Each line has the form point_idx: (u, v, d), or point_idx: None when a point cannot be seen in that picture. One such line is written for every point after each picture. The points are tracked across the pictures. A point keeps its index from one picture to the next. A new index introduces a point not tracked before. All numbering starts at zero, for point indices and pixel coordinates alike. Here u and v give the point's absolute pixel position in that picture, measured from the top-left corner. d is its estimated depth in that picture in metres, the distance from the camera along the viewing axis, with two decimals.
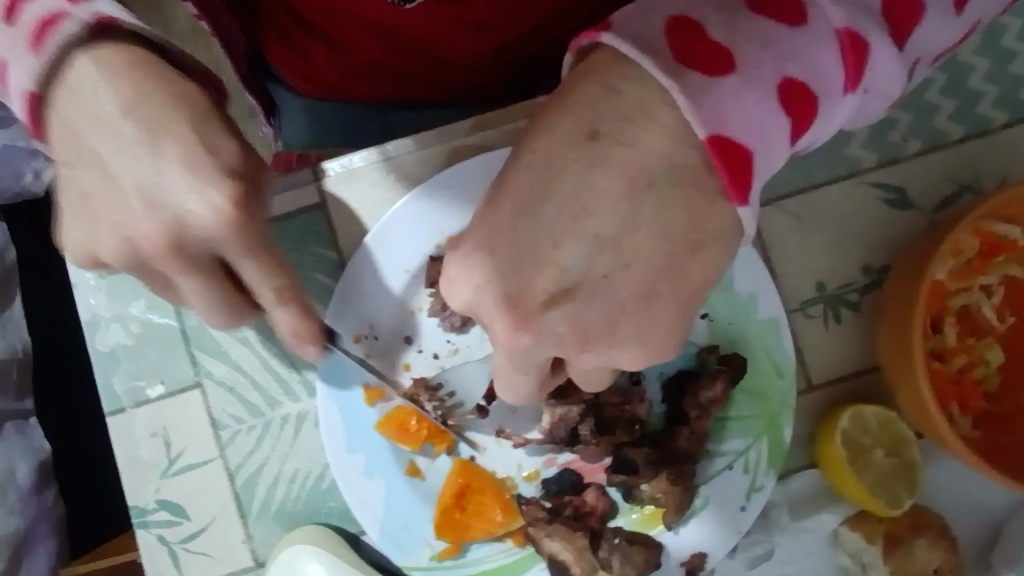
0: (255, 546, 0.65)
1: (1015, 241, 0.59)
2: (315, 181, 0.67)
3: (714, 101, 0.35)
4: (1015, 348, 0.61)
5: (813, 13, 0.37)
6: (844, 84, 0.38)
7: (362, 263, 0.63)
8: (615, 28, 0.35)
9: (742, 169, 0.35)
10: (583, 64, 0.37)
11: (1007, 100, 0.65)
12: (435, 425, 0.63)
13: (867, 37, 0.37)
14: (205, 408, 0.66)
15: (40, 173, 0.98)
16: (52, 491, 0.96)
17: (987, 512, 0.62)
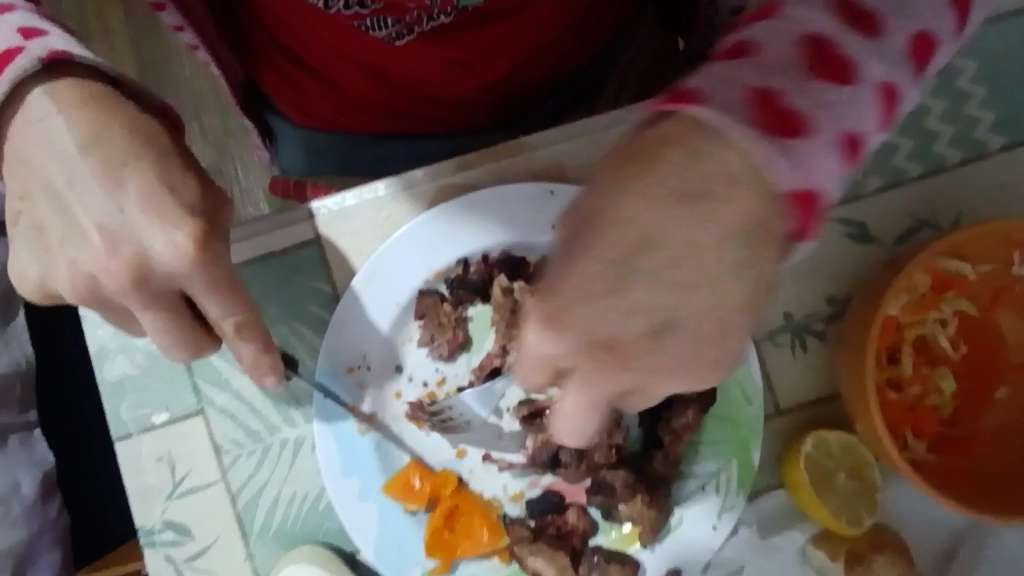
0: (255, 565, 0.69)
1: (965, 276, 0.63)
2: (309, 219, 0.70)
3: (799, 161, 0.39)
4: (968, 376, 0.65)
5: (860, 67, 0.41)
6: (883, 125, 0.43)
7: (355, 299, 0.67)
8: (695, 103, 0.39)
9: (815, 212, 0.40)
10: (659, 130, 0.39)
11: (962, 139, 0.69)
12: (434, 478, 0.67)
13: (899, 87, 0.42)
14: (208, 435, 0.70)
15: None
16: (56, 503, 0.99)
17: (942, 530, 0.66)
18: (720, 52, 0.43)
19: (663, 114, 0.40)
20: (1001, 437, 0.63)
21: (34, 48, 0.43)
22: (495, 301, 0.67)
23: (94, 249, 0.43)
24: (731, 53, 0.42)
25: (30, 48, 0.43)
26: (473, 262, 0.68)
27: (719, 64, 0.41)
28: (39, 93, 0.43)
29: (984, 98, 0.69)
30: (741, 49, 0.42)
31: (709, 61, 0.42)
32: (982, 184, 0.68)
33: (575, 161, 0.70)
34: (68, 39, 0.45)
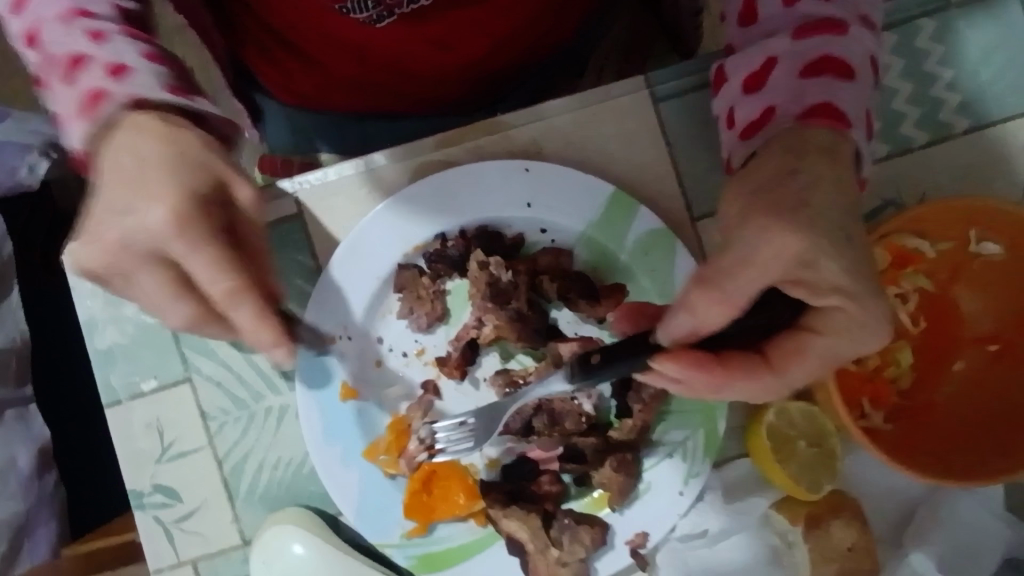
0: (243, 526, 0.72)
1: (923, 254, 0.65)
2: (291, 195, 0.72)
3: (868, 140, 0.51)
4: (925, 349, 0.68)
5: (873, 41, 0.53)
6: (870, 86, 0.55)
7: (337, 268, 0.69)
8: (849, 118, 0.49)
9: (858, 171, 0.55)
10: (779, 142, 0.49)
11: (927, 121, 0.71)
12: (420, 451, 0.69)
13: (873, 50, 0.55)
14: (195, 402, 0.72)
15: (35, 168, 1.05)
16: (53, 476, 1.02)
17: (899, 496, 0.70)
18: (794, 72, 0.51)
19: (834, 130, 0.49)
20: (955, 406, 0.66)
21: (120, 94, 0.50)
22: (471, 275, 0.69)
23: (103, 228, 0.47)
24: (813, 68, 0.51)
25: (117, 92, 0.50)
26: (451, 237, 0.70)
27: (826, 79, 0.50)
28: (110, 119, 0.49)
29: (950, 81, 0.71)
30: (815, 63, 0.51)
31: (784, 89, 0.51)
32: (946, 165, 0.70)
33: (552, 140, 0.72)
34: (151, 78, 0.51)
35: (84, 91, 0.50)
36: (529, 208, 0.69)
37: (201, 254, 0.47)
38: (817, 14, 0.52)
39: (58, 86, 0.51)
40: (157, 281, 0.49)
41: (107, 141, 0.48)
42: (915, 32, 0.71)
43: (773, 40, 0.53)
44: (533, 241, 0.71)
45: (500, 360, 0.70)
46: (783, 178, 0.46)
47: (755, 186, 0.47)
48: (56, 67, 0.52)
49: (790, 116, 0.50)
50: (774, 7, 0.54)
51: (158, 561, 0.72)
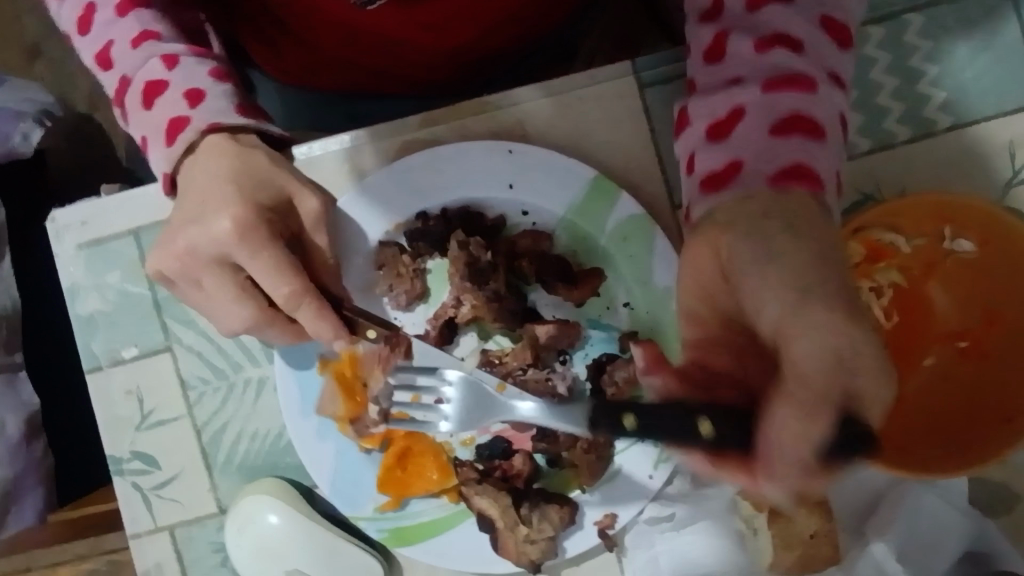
0: (219, 495, 0.73)
1: (898, 248, 0.66)
2: None
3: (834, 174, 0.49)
4: (899, 342, 0.68)
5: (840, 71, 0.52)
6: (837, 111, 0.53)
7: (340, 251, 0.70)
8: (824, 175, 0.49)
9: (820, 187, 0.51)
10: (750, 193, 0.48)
11: (910, 117, 0.71)
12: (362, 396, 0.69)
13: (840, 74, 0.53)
14: (175, 371, 0.73)
15: (29, 135, 1.05)
16: (40, 444, 1.03)
17: (865, 487, 0.71)
18: (762, 129, 0.50)
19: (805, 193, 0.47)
20: (926, 399, 0.66)
21: (197, 119, 0.61)
22: (451, 255, 0.70)
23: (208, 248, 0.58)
24: (785, 126, 0.49)
25: (195, 119, 0.61)
26: (432, 215, 0.70)
27: (798, 140, 0.49)
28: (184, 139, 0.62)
29: (936, 77, 0.71)
30: (786, 121, 0.49)
31: (752, 143, 0.50)
32: (928, 162, 0.71)
33: (536, 122, 0.72)
34: (218, 101, 0.62)
35: (159, 112, 0.61)
36: (510, 189, 0.70)
37: (260, 258, 0.59)
38: (788, 64, 0.51)
39: (136, 110, 0.62)
40: (218, 279, 0.61)
41: (195, 164, 0.61)
42: (902, 27, 0.71)
43: (744, 89, 0.51)
44: (514, 223, 0.71)
45: (477, 340, 0.71)
46: (795, 258, 0.43)
47: (766, 252, 0.44)
48: (132, 91, 0.62)
49: (759, 175, 0.48)
50: (744, 49, 0.52)
51: (136, 525, 0.73)
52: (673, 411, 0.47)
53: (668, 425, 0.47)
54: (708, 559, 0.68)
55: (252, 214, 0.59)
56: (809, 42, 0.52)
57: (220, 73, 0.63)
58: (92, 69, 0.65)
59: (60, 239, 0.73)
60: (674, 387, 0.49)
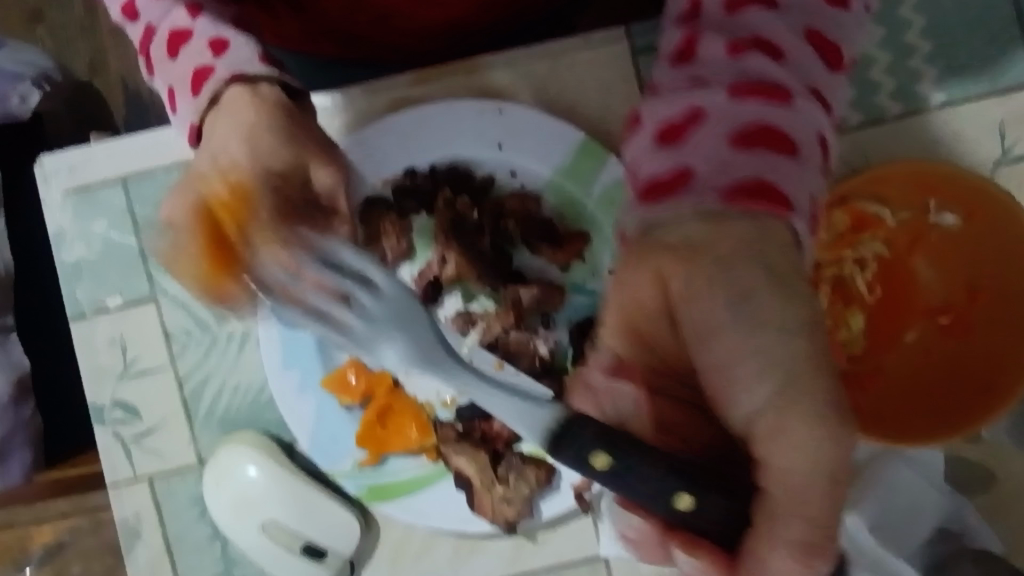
0: (199, 447, 0.73)
1: (882, 220, 0.66)
2: None
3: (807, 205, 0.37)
4: (882, 318, 0.68)
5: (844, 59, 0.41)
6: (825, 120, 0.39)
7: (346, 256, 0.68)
8: (797, 203, 0.36)
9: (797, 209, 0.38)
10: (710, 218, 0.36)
11: (902, 92, 0.71)
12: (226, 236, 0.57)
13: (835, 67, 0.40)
14: (160, 322, 0.73)
15: (26, 97, 1.07)
16: (29, 406, 1.03)
17: None
18: (723, 137, 0.37)
19: (765, 219, 0.36)
20: (906, 373, 0.66)
21: (221, 70, 0.59)
22: (437, 213, 0.70)
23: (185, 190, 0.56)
24: (751, 137, 0.37)
25: (218, 68, 0.59)
26: (420, 172, 0.70)
27: (764, 154, 0.36)
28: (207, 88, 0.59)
29: (929, 53, 0.71)
30: (751, 127, 0.37)
31: (707, 154, 0.37)
32: (917, 138, 0.71)
33: (528, 84, 0.72)
34: (243, 51, 0.60)
35: (184, 62, 0.60)
36: (499, 149, 0.70)
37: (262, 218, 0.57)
38: (764, 72, 0.38)
39: (163, 60, 0.61)
40: None
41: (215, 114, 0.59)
42: (897, 2, 0.71)
43: (702, 85, 0.38)
44: (502, 183, 0.71)
45: (461, 301, 0.70)
46: (776, 345, 0.36)
47: (745, 321, 0.36)
48: (159, 41, 0.61)
49: (708, 190, 0.36)
50: (716, 37, 0.39)
51: (115, 474, 0.74)
52: (655, 462, 0.40)
53: (640, 484, 0.40)
54: None
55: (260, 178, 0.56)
56: (794, 51, 0.39)
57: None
58: (120, 23, 0.66)
59: (49, 186, 0.73)
60: (644, 402, 0.44)
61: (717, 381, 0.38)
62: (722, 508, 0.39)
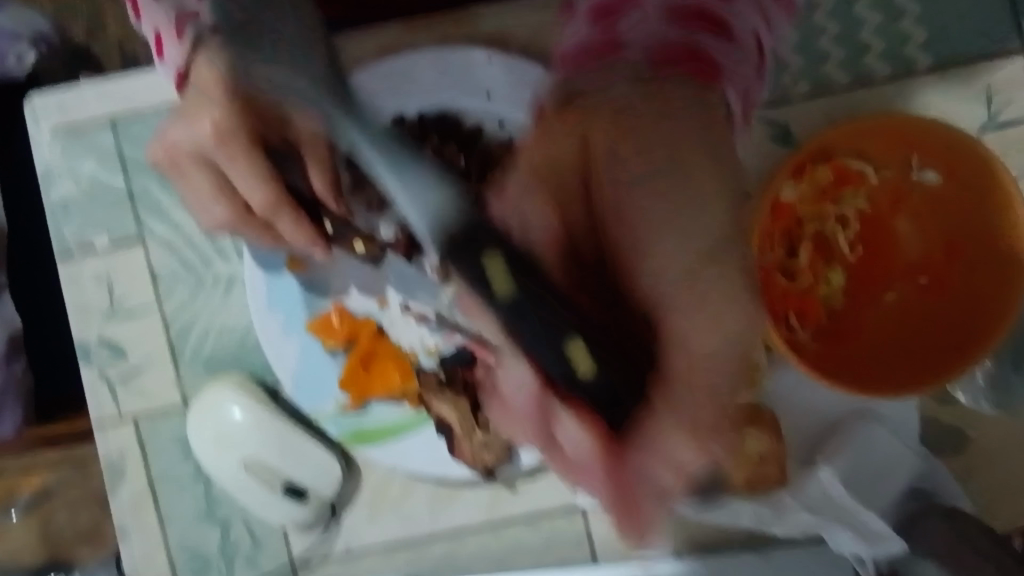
0: (184, 387, 0.74)
1: (865, 176, 0.67)
2: None
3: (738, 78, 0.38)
4: (860, 275, 0.70)
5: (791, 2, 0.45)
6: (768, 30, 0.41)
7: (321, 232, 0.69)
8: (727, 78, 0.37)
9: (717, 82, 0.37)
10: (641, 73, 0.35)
11: (890, 55, 0.72)
12: None
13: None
14: (147, 262, 0.74)
15: (23, 57, 1.04)
16: (20, 363, 1.02)
17: (821, 418, 0.73)
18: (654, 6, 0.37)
19: (691, 84, 0.36)
20: (879, 330, 0.67)
21: None
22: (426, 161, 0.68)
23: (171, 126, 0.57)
24: (684, 13, 0.37)
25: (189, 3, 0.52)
26: (410, 118, 0.70)
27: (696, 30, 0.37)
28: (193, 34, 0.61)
29: (918, 17, 0.72)
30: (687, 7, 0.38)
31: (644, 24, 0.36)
32: (904, 101, 0.72)
33: (520, 37, 0.73)
34: None
35: None
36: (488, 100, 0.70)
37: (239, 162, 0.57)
38: None
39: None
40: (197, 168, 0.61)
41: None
42: None
43: None
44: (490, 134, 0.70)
45: None
46: (689, 204, 0.33)
47: (658, 177, 0.33)
48: None
49: (637, 50, 0.36)
50: None
51: (99, 412, 0.74)
52: (559, 307, 0.30)
53: (529, 326, 0.30)
54: None
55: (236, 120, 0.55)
56: None
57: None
58: None
59: (38, 125, 0.73)
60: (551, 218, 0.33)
61: (633, 228, 0.33)
62: (613, 383, 0.29)
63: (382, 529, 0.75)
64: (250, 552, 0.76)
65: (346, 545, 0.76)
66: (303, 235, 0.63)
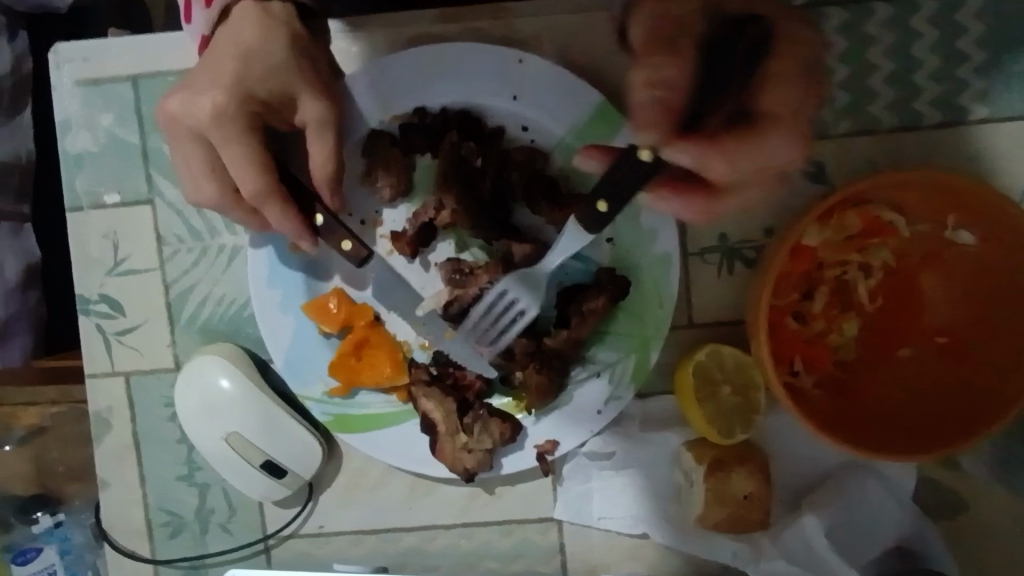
0: (177, 351, 0.75)
1: (896, 228, 0.64)
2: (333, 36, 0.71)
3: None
4: (878, 330, 0.67)
5: None
6: None
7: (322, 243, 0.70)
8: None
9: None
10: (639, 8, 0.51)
11: (944, 102, 0.69)
12: None
13: None
14: (154, 224, 0.73)
15: None
16: (37, 294, 0.89)
17: (814, 467, 0.70)
18: None
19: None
20: (887, 390, 0.65)
21: None
22: (441, 156, 0.69)
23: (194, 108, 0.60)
24: None
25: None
26: (431, 112, 0.69)
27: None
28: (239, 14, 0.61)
29: (981, 64, 0.68)
30: None
31: None
32: (948, 153, 0.69)
33: (557, 35, 0.70)
34: None
35: None
36: (514, 101, 0.68)
37: (232, 146, 0.61)
38: None
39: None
40: (207, 145, 0.62)
41: (224, 29, 0.61)
42: (957, 3, 0.68)
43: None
44: (512, 137, 0.70)
45: (454, 249, 0.71)
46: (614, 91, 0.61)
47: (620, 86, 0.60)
48: None
49: None
50: None
51: (93, 366, 0.75)
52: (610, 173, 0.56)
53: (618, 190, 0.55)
54: (653, 490, 0.72)
55: (236, 105, 0.60)
56: None
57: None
58: None
59: (59, 72, 0.72)
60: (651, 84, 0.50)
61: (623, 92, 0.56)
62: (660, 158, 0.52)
63: (355, 515, 0.76)
64: (225, 519, 0.77)
65: (318, 525, 0.76)
66: (290, 223, 0.65)
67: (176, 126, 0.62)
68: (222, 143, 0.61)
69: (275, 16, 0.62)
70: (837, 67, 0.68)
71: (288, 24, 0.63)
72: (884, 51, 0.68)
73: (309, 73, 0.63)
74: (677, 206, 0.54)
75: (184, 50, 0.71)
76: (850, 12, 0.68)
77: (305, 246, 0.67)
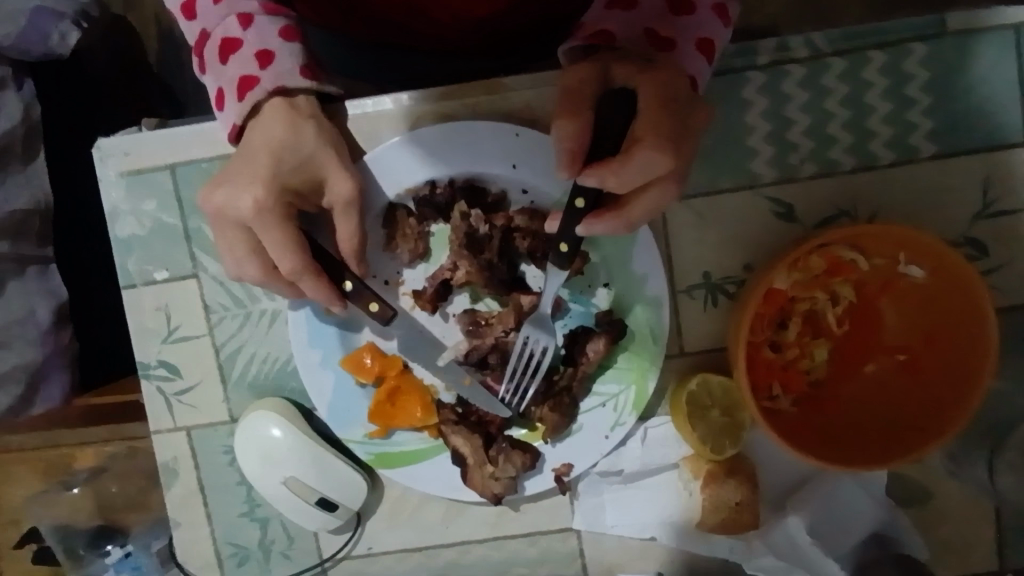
0: (231, 405, 0.84)
1: (855, 265, 0.73)
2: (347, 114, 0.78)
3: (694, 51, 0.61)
4: (843, 349, 0.76)
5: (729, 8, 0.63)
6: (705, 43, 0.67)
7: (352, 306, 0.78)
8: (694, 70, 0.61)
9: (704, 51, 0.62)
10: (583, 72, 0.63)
11: (896, 143, 0.77)
12: None
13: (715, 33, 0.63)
14: (200, 295, 0.82)
15: (66, 37, 0.95)
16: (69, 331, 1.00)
17: (796, 471, 0.80)
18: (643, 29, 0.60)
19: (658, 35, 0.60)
20: (853, 402, 0.76)
21: (267, 81, 0.67)
22: (452, 223, 0.77)
23: (237, 203, 0.68)
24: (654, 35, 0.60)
25: (264, 80, 0.67)
26: (440, 184, 0.77)
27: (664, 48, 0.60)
28: (269, 110, 0.68)
29: (928, 107, 0.76)
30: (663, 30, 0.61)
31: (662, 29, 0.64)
32: (903, 187, 0.78)
33: (548, 105, 0.77)
34: (287, 63, 0.68)
35: (233, 69, 0.67)
36: (512, 168, 0.76)
37: (272, 235, 0.69)
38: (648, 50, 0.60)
39: (213, 63, 0.67)
40: (249, 233, 0.71)
41: (256, 123, 0.68)
42: (905, 54, 0.75)
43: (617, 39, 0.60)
44: (513, 199, 0.78)
45: (469, 301, 0.80)
46: None
47: None
48: (212, 45, 0.67)
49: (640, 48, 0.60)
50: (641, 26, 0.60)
51: (157, 422, 0.85)
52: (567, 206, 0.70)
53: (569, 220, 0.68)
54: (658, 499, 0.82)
55: (274, 198, 0.68)
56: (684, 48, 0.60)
57: (288, 32, 0.68)
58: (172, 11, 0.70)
59: (104, 165, 0.80)
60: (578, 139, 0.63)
61: None
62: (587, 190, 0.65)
63: (399, 537, 0.86)
64: (285, 547, 0.87)
65: (367, 547, 0.87)
66: (323, 291, 0.73)
67: (220, 219, 0.70)
68: (263, 231, 0.69)
69: (300, 110, 0.70)
70: (799, 117, 0.76)
71: (313, 116, 0.71)
72: (840, 100, 0.76)
73: (333, 161, 0.72)
74: (605, 226, 0.64)
75: (214, 140, 0.79)
76: (809, 67, 0.76)
77: (336, 310, 0.76)
